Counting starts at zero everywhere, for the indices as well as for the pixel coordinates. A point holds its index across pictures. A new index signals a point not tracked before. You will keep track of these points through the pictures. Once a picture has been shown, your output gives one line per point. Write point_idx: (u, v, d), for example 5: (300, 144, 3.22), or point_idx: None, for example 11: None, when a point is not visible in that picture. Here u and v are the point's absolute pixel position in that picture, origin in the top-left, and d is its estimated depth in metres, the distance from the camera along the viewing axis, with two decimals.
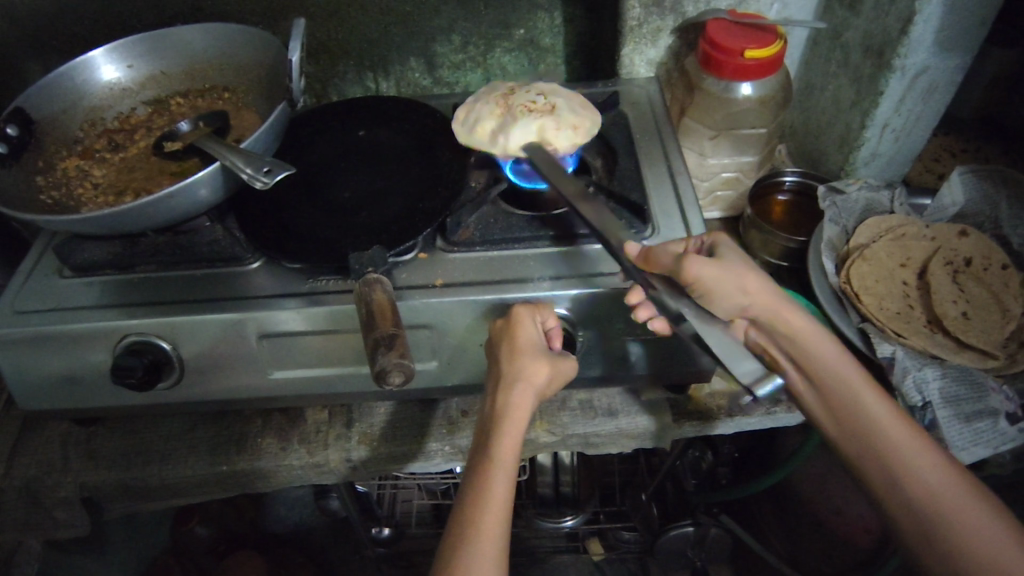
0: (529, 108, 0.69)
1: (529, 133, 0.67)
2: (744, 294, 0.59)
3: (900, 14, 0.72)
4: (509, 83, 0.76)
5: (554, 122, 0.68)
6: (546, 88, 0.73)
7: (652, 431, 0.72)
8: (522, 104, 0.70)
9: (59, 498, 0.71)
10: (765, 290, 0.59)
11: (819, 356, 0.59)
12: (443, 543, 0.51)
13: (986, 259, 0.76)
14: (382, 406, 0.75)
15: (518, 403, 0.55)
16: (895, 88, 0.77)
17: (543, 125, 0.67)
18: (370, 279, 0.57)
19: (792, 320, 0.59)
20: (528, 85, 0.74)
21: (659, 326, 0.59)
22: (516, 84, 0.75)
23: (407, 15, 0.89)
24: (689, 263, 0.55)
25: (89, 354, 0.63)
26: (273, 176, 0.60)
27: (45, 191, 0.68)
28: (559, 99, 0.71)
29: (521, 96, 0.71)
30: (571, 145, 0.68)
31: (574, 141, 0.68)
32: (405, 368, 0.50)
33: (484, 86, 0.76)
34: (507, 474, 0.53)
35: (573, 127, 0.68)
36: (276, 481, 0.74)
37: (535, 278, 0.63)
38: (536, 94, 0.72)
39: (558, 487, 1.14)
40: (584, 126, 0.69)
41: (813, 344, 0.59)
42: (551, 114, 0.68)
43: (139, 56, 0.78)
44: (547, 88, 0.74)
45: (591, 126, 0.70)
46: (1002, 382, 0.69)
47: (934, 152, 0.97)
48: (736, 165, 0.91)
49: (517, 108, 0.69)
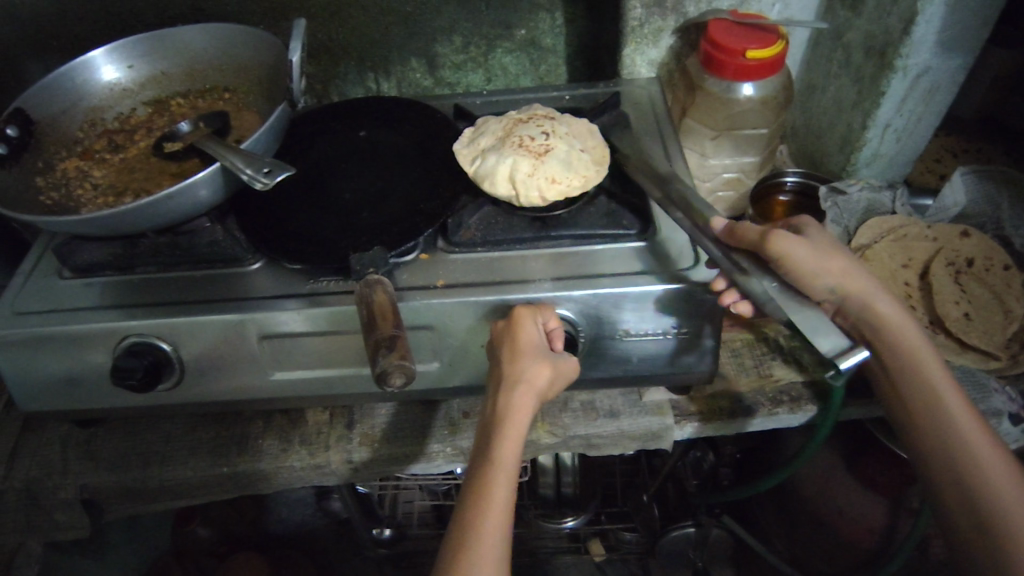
0: (523, 145, 0.68)
1: (502, 172, 0.66)
2: (838, 274, 0.58)
3: (902, 14, 0.72)
4: (543, 111, 0.75)
5: (531, 165, 0.66)
6: (566, 133, 0.71)
7: (653, 432, 0.72)
8: (524, 138, 0.69)
9: (60, 500, 0.71)
10: (854, 275, 0.58)
11: (900, 340, 0.58)
12: (445, 541, 0.51)
13: (988, 260, 0.75)
14: (383, 407, 0.75)
15: (518, 405, 0.54)
16: (897, 88, 0.77)
17: (517, 168, 0.66)
18: (371, 280, 0.57)
19: (880, 304, 0.59)
20: (554, 121, 0.72)
21: (742, 309, 0.60)
22: (548, 114, 0.74)
23: (409, 16, 0.89)
24: (775, 239, 0.55)
25: (88, 355, 0.63)
26: (273, 177, 0.60)
27: (45, 192, 0.68)
28: (562, 147, 0.68)
29: (527, 132, 0.70)
30: (539, 195, 0.65)
31: (544, 192, 0.65)
32: (406, 370, 0.49)
33: (518, 111, 0.76)
34: (507, 477, 0.52)
35: (549, 177, 0.65)
36: (277, 483, 0.74)
37: (537, 278, 0.62)
38: (552, 132, 0.70)
39: (559, 488, 1.12)
40: (565, 181, 0.65)
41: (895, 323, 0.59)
42: (539, 156, 0.67)
43: (139, 56, 0.78)
44: (571, 134, 0.71)
45: (579, 184, 0.66)
46: (1005, 383, 0.70)
47: (936, 153, 0.96)
48: (738, 165, 0.92)
49: (510, 143, 0.69)
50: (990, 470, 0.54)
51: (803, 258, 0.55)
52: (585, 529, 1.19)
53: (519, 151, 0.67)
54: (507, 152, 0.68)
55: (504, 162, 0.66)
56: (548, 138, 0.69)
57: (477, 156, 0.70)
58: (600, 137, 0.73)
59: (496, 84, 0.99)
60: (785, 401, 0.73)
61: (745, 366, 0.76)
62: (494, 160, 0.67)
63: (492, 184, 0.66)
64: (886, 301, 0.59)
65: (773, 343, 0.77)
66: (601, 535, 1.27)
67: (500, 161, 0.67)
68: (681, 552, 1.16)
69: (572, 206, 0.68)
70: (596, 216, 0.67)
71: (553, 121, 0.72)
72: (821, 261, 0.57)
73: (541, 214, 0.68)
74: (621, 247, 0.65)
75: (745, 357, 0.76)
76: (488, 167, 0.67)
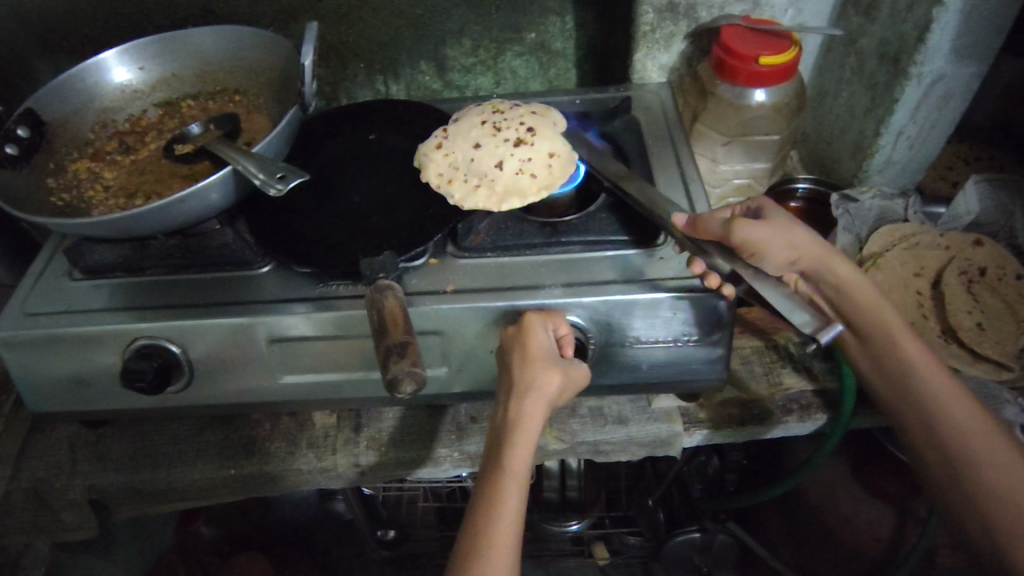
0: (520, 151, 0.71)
1: (552, 149, 0.71)
2: (790, 247, 0.60)
3: (917, 21, 0.72)
4: (436, 147, 0.72)
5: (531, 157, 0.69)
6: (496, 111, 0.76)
7: (662, 439, 0.72)
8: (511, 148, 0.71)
9: (68, 500, 0.71)
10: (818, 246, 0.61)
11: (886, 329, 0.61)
12: (456, 546, 0.51)
13: (1001, 269, 0.75)
14: (392, 411, 0.75)
15: (529, 415, 0.54)
16: (911, 95, 0.77)
17: (554, 159, 0.70)
18: (381, 285, 0.57)
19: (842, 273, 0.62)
20: (471, 117, 0.76)
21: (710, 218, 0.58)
22: (445, 149, 0.72)
23: (419, 18, 0.89)
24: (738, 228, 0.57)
25: (97, 356, 0.63)
26: (287, 182, 0.60)
27: (57, 193, 0.68)
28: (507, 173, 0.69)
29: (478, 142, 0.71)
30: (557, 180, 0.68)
31: (555, 181, 0.68)
32: (417, 376, 0.49)
33: (445, 136, 0.73)
34: (517, 483, 0.52)
35: (550, 159, 0.70)
36: (285, 486, 0.74)
37: (547, 285, 0.62)
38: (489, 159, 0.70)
39: (564, 491, 1.11)
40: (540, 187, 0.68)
41: (864, 308, 0.61)
42: (519, 152, 0.70)
43: (151, 58, 0.78)
44: (504, 111, 0.77)
45: (534, 187, 0.68)
46: (1018, 394, 0.68)
47: (948, 160, 0.94)
48: (749, 171, 0.92)
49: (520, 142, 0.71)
50: (1001, 481, 0.52)
51: (763, 240, 0.58)
52: (589, 532, 1.21)
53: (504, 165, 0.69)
54: (489, 170, 0.69)
55: (548, 147, 0.71)
56: (499, 129, 0.73)
57: (447, 190, 0.68)
58: (436, 173, 0.69)
59: (505, 88, 0.99)
60: (795, 410, 0.73)
61: (756, 374, 0.75)
62: (545, 139, 0.72)
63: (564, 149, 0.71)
64: (846, 271, 0.61)
65: (783, 350, 0.77)
66: (606, 538, 1.28)
67: (502, 183, 0.68)
68: (685, 558, 1.15)
69: (580, 214, 0.68)
70: (606, 223, 0.67)
71: (471, 155, 0.70)
72: (773, 237, 0.59)
73: (551, 220, 0.68)
74: (630, 255, 0.64)
75: (755, 365, 0.76)
76: (495, 196, 0.67)
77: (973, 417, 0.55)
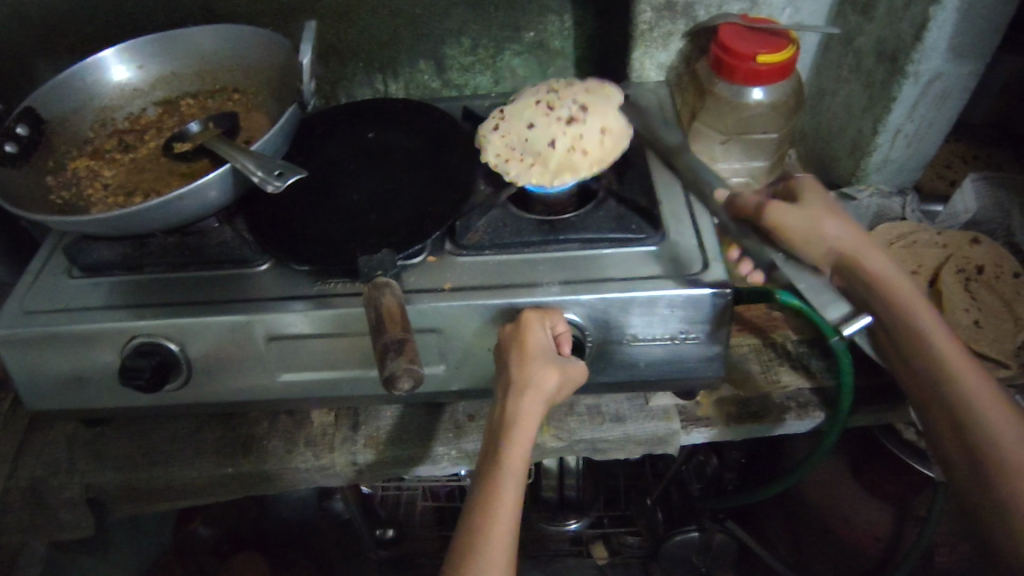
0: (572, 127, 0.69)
1: (603, 125, 0.69)
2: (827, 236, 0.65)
3: (914, 19, 0.72)
4: (494, 130, 0.72)
5: (583, 132, 0.68)
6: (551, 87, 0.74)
7: (660, 437, 0.72)
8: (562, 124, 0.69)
9: (65, 498, 0.71)
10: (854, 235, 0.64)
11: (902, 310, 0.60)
12: (454, 543, 0.51)
13: (998, 267, 0.75)
14: (389, 410, 0.75)
15: (527, 412, 0.55)
16: (908, 94, 0.77)
17: (605, 134, 0.68)
18: (379, 283, 0.57)
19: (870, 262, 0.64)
20: (526, 96, 0.74)
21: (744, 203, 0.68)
22: (503, 131, 0.71)
23: (417, 17, 0.89)
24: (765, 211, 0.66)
25: (95, 354, 0.63)
26: (285, 180, 0.60)
27: (55, 192, 0.68)
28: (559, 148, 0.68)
29: (532, 113, 0.70)
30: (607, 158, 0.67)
31: (605, 159, 0.67)
32: (415, 373, 0.49)
33: (500, 119, 0.73)
34: (515, 480, 0.53)
35: (602, 133, 0.68)
36: (282, 484, 0.74)
37: (544, 282, 0.62)
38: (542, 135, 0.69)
39: (562, 490, 1.12)
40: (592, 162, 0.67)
41: (887, 292, 0.61)
42: (573, 131, 0.68)
43: (150, 57, 0.79)
44: (558, 86, 0.74)
45: (586, 163, 0.67)
46: (1014, 392, 0.68)
47: (946, 159, 0.95)
48: (747, 170, 0.91)
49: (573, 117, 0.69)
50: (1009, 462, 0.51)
51: (794, 226, 0.65)
52: (587, 531, 1.21)
53: (555, 136, 0.68)
54: (544, 148, 0.68)
55: (599, 121, 0.69)
56: (553, 105, 0.71)
57: (502, 169, 0.68)
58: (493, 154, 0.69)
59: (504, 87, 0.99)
60: (792, 408, 0.72)
61: (754, 372, 0.75)
62: (596, 114, 0.70)
63: (616, 124, 0.70)
64: (875, 261, 0.63)
65: (781, 348, 0.77)
66: (604, 538, 1.29)
67: (555, 158, 0.67)
68: (683, 558, 1.16)
69: (579, 211, 0.68)
70: (605, 221, 0.67)
71: (524, 133, 0.69)
72: (804, 222, 0.65)
73: (549, 218, 0.68)
74: (628, 253, 0.64)
75: (753, 362, 0.76)
76: (547, 172, 0.66)
77: (1006, 421, 0.53)
